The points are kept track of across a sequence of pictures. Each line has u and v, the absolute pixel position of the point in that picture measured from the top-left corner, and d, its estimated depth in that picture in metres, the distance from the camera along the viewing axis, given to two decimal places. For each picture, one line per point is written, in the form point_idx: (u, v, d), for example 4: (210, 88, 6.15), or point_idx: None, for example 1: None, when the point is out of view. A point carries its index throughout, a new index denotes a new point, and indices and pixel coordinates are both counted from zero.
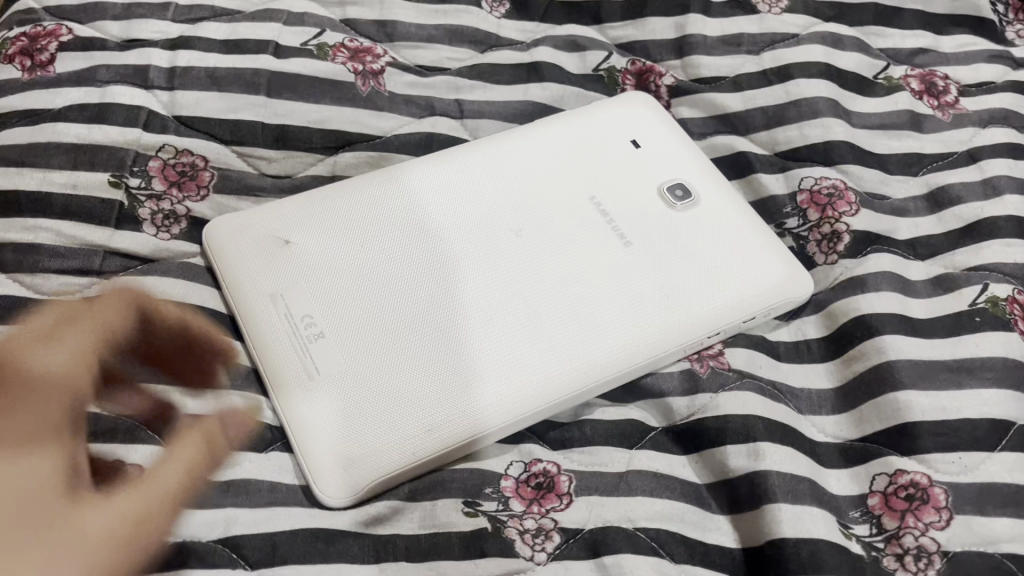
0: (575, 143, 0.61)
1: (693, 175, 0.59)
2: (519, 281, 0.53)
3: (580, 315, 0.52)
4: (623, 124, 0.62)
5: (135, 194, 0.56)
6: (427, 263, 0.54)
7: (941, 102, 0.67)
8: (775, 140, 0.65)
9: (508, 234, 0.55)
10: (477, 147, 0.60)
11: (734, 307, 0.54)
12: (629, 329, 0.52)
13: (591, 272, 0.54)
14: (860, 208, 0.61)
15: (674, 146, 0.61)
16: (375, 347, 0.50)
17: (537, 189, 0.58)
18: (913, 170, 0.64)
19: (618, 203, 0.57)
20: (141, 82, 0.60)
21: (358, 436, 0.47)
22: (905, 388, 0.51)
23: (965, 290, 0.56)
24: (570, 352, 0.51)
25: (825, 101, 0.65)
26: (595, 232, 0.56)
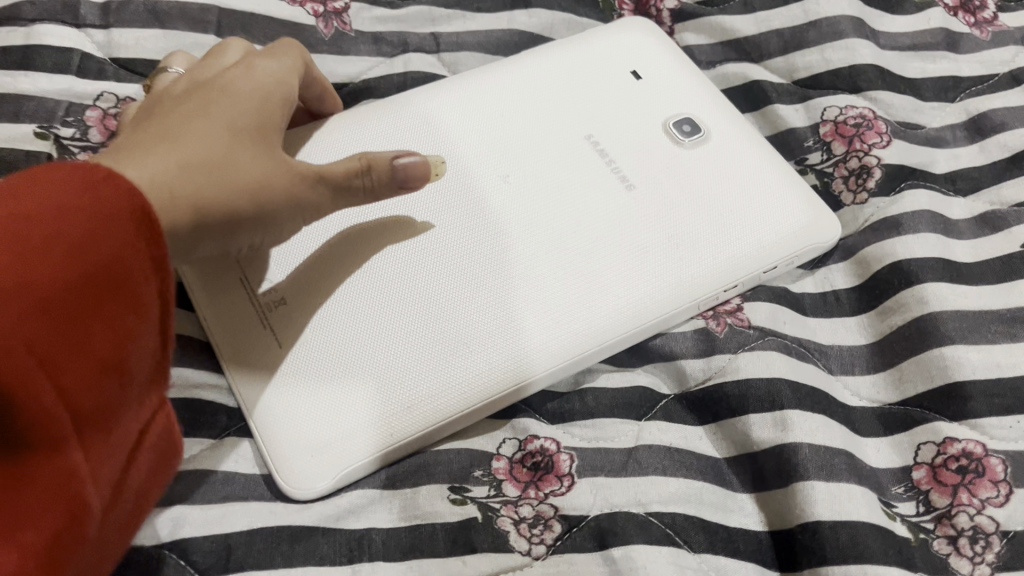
0: (568, 77, 0.53)
1: (704, 108, 0.52)
2: (513, 233, 0.46)
3: (588, 267, 0.45)
4: (623, 53, 0.55)
5: (66, 145, 0.50)
6: (405, 215, 0.47)
7: (979, 19, 0.59)
8: (793, 66, 0.58)
9: (496, 178, 0.48)
10: (457, 85, 0.53)
11: (754, 257, 0.47)
12: (638, 283, 0.45)
13: (595, 219, 0.47)
14: (892, 139, 0.54)
15: (679, 76, 0.54)
16: (347, 314, 0.43)
17: (527, 127, 0.51)
18: (949, 95, 0.57)
19: (618, 142, 0.50)
20: (71, 19, 0.53)
21: (333, 420, 0.41)
22: (952, 343, 0.45)
23: (1016, 230, 0.49)
24: (575, 310, 0.44)
25: (849, 21, 0.58)
26: (591, 174, 0.49)
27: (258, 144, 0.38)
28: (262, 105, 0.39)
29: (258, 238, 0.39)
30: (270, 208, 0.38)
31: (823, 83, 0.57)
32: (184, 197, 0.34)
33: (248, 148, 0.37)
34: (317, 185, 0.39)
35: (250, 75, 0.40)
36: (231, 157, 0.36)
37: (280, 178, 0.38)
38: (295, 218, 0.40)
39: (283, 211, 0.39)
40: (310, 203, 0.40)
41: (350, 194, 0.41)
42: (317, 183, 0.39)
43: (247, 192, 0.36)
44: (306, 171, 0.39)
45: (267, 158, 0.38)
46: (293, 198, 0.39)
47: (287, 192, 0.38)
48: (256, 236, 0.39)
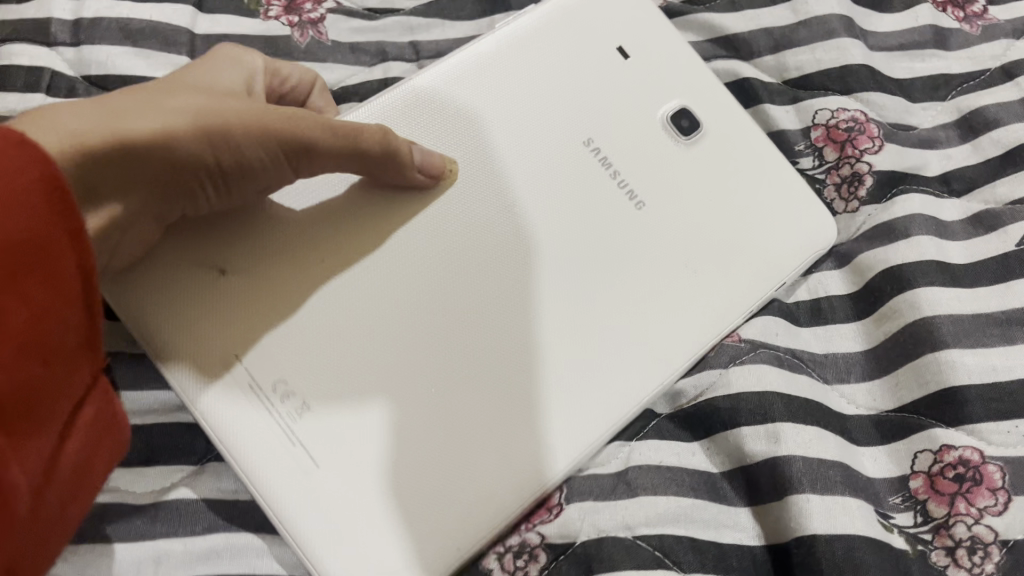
0: (545, 67, 0.48)
1: (705, 108, 0.49)
2: (542, 313, 0.43)
3: (611, 338, 0.43)
4: (605, 26, 0.50)
5: None
6: (407, 285, 0.43)
7: (968, 13, 0.58)
8: (784, 65, 0.57)
9: (505, 217, 0.45)
10: (433, 96, 0.47)
11: (764, 271, 0.46)
12: (661, 342, 0.44)
13: (614, 285, 0.44)
14: (884, 143, 0.53)
15: (674, 67, 0.50)
16: (377, 417, 0.41)
17: (524, 142, 0.47)
18: (941, 94, 0.56)
19: (619, 145, 0.48)
20: (41, 38, 0.52)
21: (391, 528, 0.39)
22: (947, 347, 0.44)
23: (1011, 229, 0.48)
24: (598, 392, 0.42)
25: (840, 20, 0.57)
26: (608, 219, 0.46)
27: (206, 94, 0.39)
28: (218, 82, 0.42)
29: (223, 184, 0.40)
30: (230, 137, 0.38)
31: (813, 83, 0.56)
32: (104, 128, 0.35)
33: (185, 94, 0.39)
34: (289, 120, 0.39)
35: (215, 65, 0.43)
36: (173, 105, 0.37)
37: (234, 111, 0.38)
38: (273, 154, 0.39)
39: (248, 139, 0.38)
40: (291, 134, 0.39)
41: (350, 141, 0.40)
42: (291, 118, 0.39)
43: (187, 120, 0.37)
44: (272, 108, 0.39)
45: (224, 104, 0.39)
46: (257, 128, 0.38)
47: (245, 119, 0.38)
48: (215, 183, 0.39)
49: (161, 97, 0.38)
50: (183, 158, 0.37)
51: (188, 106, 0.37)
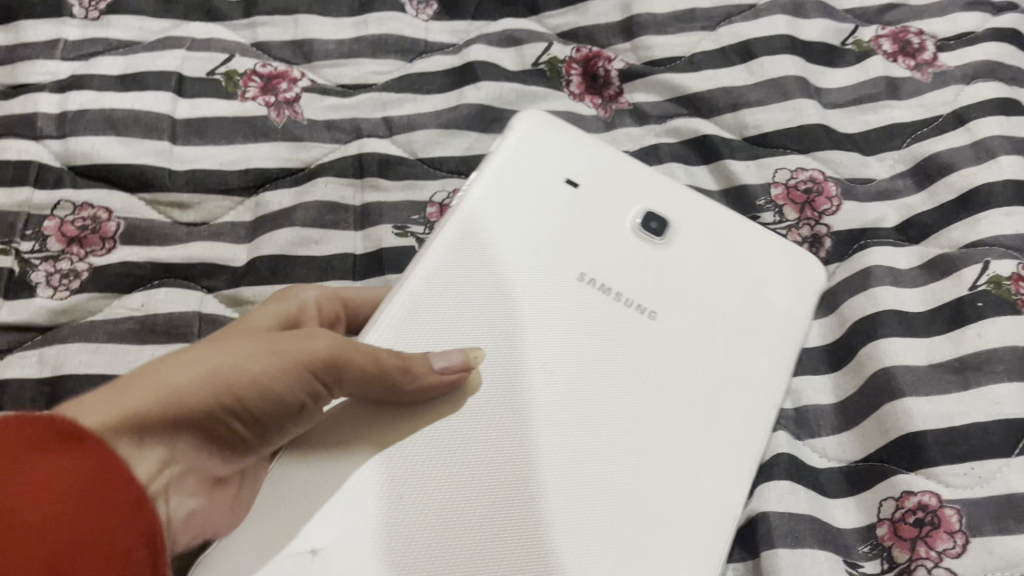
0: (503, 228, 0.48)
1: (672, 198, 0.50)
2: (599, 463, 0.42)
3: (670, 486, 0.42)
4: (537, 164, 0.50)
5: (28, 258, 0.51)
6: (442, 496, 0.40)
7: (919, 61, 0.61)
8: (742, 123, 0.59)
9: (539, 374, 0.43)
10: (411, 295, 0.45)
11: (775, 320, 0.47)
12: (719, 457, 0.43)
13: (656, 413, 0.43)
14: (842, 203, 0.56)
15: (619, 178, 0.51)
16: None
17: (513, 318, 0.45)
18: (895, 142, 0.58)
19: (607, 267, 0.47)
20: (29, 133, 0.55)
21: None
22: (903, 396, 0.47)
23: (965, 272, 0.50)
24: (681, 540, 0.41)
25: (794, 80, 0.60)
26: (639, 348, 0.45)
27: (217, 343, 0.38)
28: (228, 333, 0.41)
29: (246, 415, 0.38)
30: (252, 379, 0.37)
31: (771, 140, 0.58)
32: (124, 407, 0.34)
33: (194, 350, 0.37)
34: (304, 357, 0.38)
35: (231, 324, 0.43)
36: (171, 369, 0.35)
37: (253, 360, 0.37)
38: (296, 386, 0.38)
39: (267, 381, 0.38)
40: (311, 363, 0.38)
41: (381, 364, 0.39)
42: (312, 355, 0.38)
43: (206, 380, 0.36)
44: (286, 341, 0.38)
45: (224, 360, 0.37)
46: (277, 372, 0.38)
47: (265, 366, 0.38)
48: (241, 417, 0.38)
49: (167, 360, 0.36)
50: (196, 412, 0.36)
51: (204, 362, 0.36)
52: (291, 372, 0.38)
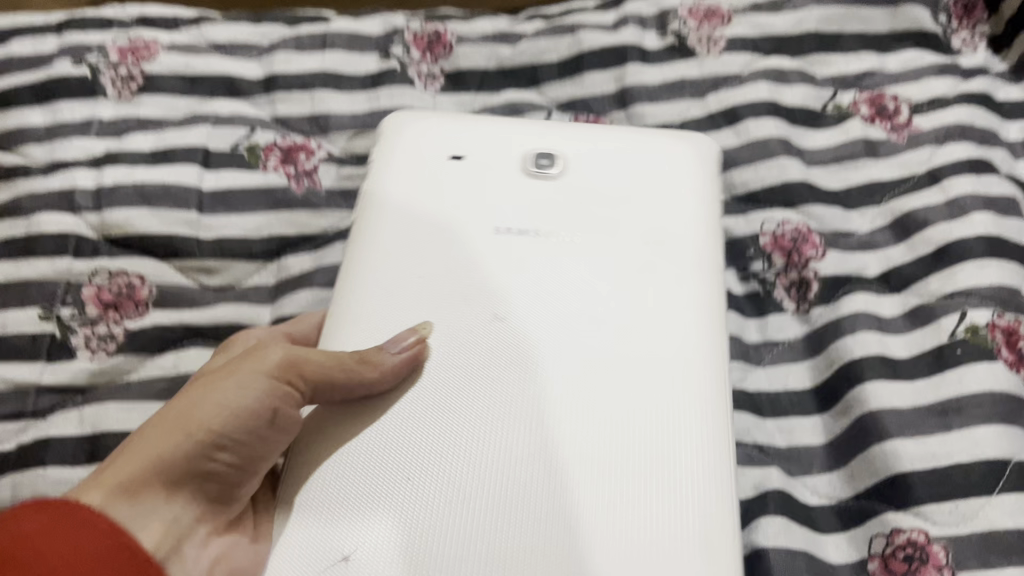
0: (411, 215, 0.50)
1: (550, 135, 0.54)
2: (556, 385, 0.43)
3: (631, 382, 0.43)
4: (407, 152, 0.53)
5: (68, 323, 0.55)
6: (446, 479, 0.40)
7: (895, 124, 0.66)
8: (730, 182, 0.63)
9: (489, 319, 0.46)
10: (352, 307, 0.47)
11: (671, 199, 0.50)
12: (668, 338, 0.45)
13: (598, 328, 0.45)
14: (826, 250, 0.59)
15: (486, 139, 0.54)
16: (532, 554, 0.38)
17: (449, 286, 0.47)
18: (875, 198, 0.62)
19: (530, 213, 0.50)
20: (66, 206, 0.59)
21: None
22: (891, 437, 0.50)
23: (943, 321, 0.54)
24: (664, 423, 0.42)
25: (778, 141, 0.64)
26: (575, 272, 0.47)
27: (180, 396, 0.42)
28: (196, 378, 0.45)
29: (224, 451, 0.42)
30: (217, 423, 0.41)
31: (759, 199, 0.62)
32: (114, 482, 0.40)
33: (162, 411, 0.42)
34: (257, 376, 0.42)
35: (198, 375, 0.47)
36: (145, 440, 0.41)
37: (207, 404, 0.41)
38: (269, 415, 0.42)
39: (227, 421, 0.41)
40: (270, 382, 0.42)
41: (341, 365, 0.42)
42: (266, 378, 0.42)
43: (179, 436, 0.41)
44: (235, 372, 0.42)
45: (200, 402, 0.41)
46: (240, 404, 0.41)
47: (218, 400, 0.41)
48: (222, 453, 0.42)
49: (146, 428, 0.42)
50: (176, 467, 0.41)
51: (167, 422, 0.41)
52: (248, 398, 0.41)
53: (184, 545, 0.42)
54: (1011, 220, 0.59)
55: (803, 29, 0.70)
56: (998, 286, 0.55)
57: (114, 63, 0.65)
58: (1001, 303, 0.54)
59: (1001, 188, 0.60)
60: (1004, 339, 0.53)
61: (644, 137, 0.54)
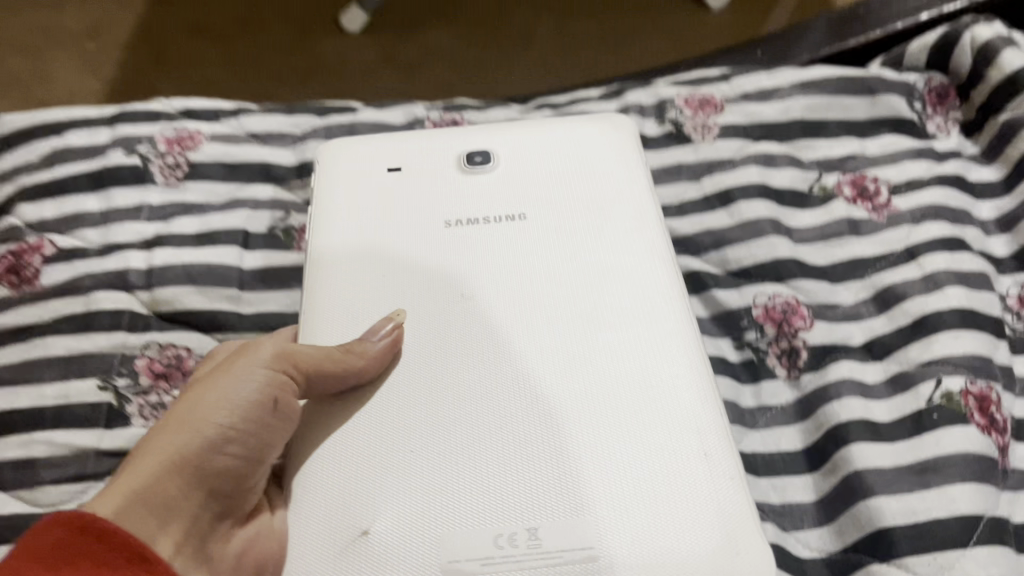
0: (370, 230, 0.57)
1: (479, 136, 0.62)
2: (525, 340, 0.52)
3: (595, 326, 0.52)
4: (350, 170, 0.61)
5: (123, 392, 0.60)
6: (453, 438, 0.48)
7: (876, 204, 0.72)
8: (725, 258, 0.69)
9: (461, 299, 0.54)
10: (324, 306, 0.55)
11: (596, 173, 0.60)
12: (619, 285, 0.54)
13: (556, 288, 0.54)
14: (813, 321, 0.65)
15: (425, 153, 0.62)
16: (538, 472, 0.47)
17: (413, 284, 0.55)
18: (858, 273, 0.68)
19: (486, 205, 0.58)
20: (121, 284, 0.64)
21: (650, 527, 0.45)
22: (874, 495, 0.55)
23: (921, 387, 0.59)
24: (632, 350, 0.51)
25: (768, 221, 0.70)
26: (533, 249, 0.56)
27: (180, 407, 0.49)
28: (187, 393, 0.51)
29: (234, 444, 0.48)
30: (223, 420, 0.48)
31: (751, 274, 0.68)
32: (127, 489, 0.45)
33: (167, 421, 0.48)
34: (256, 372, 0.49)
35: None
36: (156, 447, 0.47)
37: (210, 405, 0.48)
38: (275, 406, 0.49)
39: (233, 414, 0.48)
40: (271, 375, 0.49)
41: (331, 354, 0.50)
42: (266, 373, 0.49)
43: (189, 436, 0.47)
44: (233, 373, 0.49)
45: (207, 400, 0.48)
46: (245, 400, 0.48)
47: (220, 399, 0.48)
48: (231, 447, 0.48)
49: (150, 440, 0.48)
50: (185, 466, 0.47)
51: (174, 427, 0.47)
52: (251, 394, 0.49)
53: (207, 540, 0.49)
54: (982, 294, 0.64)
55: (790, 117, 0.77)
56: (971, 354, 0.60)
57: (162, 152, 0.72)
58: (973, 370, 0.60)
59: (973, 264, 0.66)
60: (976, 403, 0.58)
61: (560, 124, 0.63)
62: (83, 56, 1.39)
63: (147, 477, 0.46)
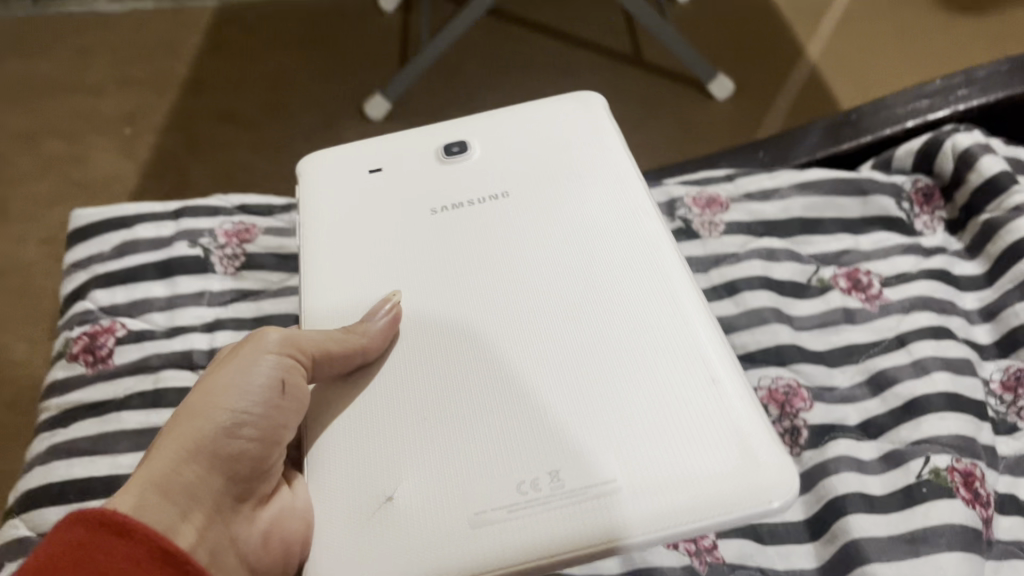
0: (365, 230, 0.63)
1: (454, 132, 0.69)
2: (521, 305, 0.57)
3: (588, 283, 0.57)
4: (336, 179, 0.67)
5: None
6: (461, 402, 0.53)
7: (869, 295, 0.79)
8: (732, 344, 0.76)
9: (456, 275, 0.60)
10: (321, 292, 0.61)
11: (567, 149, 0.67)
12: (607, 244, 0.60)
13: (548, 256, 0.59)
14: (813, 403, 0.71)
15: (404, 155, 0.68)
16: (548, 417, 0.51)
17: (408, 272, 0.60)
18: (853, 358, 0.75)
19: (472, 194, 0.65)
20: (186, 364, 0.72)
21: (665, 453, 0.49)
22: (870, 561, 0.60)
23: (911, 463, 0.65)
24: (627, 298, 0.56)
25: (770, 310, 0.77)
26: (522, 227, 0.62)
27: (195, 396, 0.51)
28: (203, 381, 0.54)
29: (251, 425, 0.51)
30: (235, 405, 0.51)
31: (756, 358, 0.75)
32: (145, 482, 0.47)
33: (184, 409, 0.51)
34: (265, 354, 0.52)
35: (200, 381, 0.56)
36: (172, 437, 0.49)
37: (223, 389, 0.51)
38: (287, 385, 0.52)
39: (247, 398, 0.51)
40: (282, 357, 0.53)
41: (338, 337, 0.54)
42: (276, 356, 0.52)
43: (204, 423, 0.50)
44: (243, 358, 0.53)
45: (226, 389, 0.51)
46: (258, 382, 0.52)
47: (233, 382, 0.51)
48: (247, 430, 0.51)
49: (166, 431, 0.50)
50: (201, 455, 0.49)
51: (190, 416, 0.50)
52: (263, 376, 0.52)
53: (233, 527, 0.51)
54: (965, 378, 0.70)
55: (789, 216, 0.84)
56: (957, 434, 0.67)
57: (222, 244, 0.80)
58: (960, 449, 0.66)
59: (958, 351, 0.72)
60: (962, 479, 0.64)
61: (527, 109, 0.70)
62: (123, 143, 1.49)
63: (177, 467, 0.48)
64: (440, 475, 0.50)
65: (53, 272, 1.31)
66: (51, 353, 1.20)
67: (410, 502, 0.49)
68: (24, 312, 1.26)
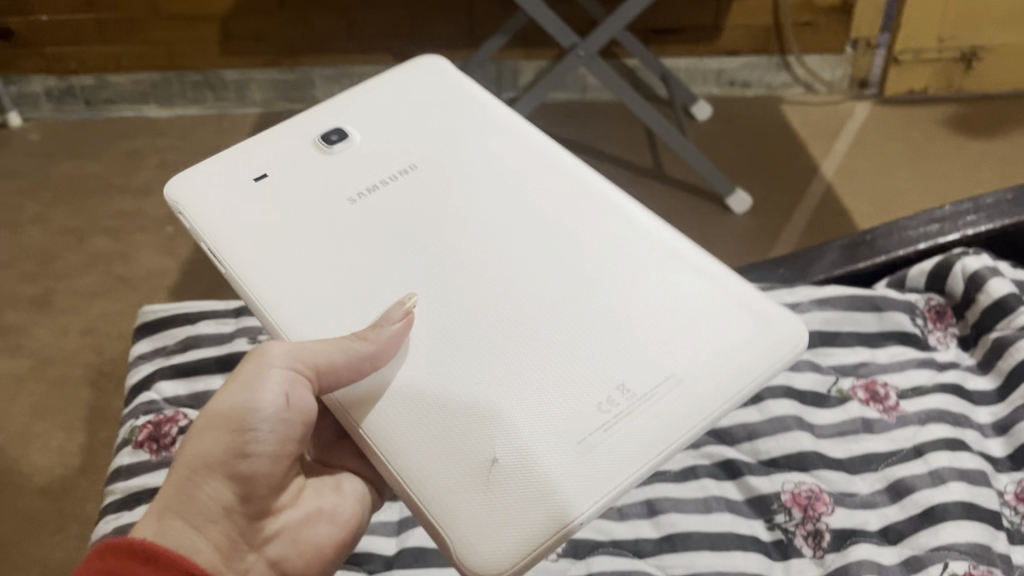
0: (310, 234, 0.62)
1: (323, 123, 0.71)
2: (506, 264, 0.60)
3: (548, 233, 0.62)
4: (227, 191, 0.66)
5: None
6: (492, 358, 0.55)
7: (886, 405, 0.83)
8: (757, 449, 0.79)
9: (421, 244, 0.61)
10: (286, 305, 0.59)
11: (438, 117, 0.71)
12: (541, 194, 0.65)
13: (500, 209, 0.63)
14: (835, 507, 0.75)
15: (284, 156, 0.68)
16: (581, 358, 0.55)
17: (359, 261, 0.60)
18: (872, 465, 0.78)
19: (386, 172, 0.66)
20: None
21: (699, 349, 0.56)
22: None
23: (930, 568, 0.69)
24: (595, 235, 0.62)
25: (792, 417, 0.81)
26: (463, 195, 0.64)
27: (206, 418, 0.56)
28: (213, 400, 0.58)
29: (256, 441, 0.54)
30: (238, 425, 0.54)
31: (779, 463, 0.79)
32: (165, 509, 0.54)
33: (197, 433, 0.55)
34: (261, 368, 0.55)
35: None
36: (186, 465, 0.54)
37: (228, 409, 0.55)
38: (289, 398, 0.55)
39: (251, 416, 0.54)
40: (282, 369, 0.54)
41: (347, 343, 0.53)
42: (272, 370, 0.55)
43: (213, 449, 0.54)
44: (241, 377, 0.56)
45: (231, 411, 0.54)
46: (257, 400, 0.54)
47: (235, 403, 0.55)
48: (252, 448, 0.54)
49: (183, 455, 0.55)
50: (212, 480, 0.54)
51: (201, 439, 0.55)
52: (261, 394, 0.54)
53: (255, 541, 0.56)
54: (981, 488, 0.74)
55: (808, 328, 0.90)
56: (975, 541, 0.70)
57: None
58: (978, 556, 0.70)
59: (973, 463, 0.76)
60: None
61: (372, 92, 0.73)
62: (161, 241, 1.57)
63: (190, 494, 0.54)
64: (525, 422, 0.52)
65: (93, 360, 1.36)
66: (91, 438, 1.24)
67: (511, 453, 0.51)
68: (66, 399, 1.30)
